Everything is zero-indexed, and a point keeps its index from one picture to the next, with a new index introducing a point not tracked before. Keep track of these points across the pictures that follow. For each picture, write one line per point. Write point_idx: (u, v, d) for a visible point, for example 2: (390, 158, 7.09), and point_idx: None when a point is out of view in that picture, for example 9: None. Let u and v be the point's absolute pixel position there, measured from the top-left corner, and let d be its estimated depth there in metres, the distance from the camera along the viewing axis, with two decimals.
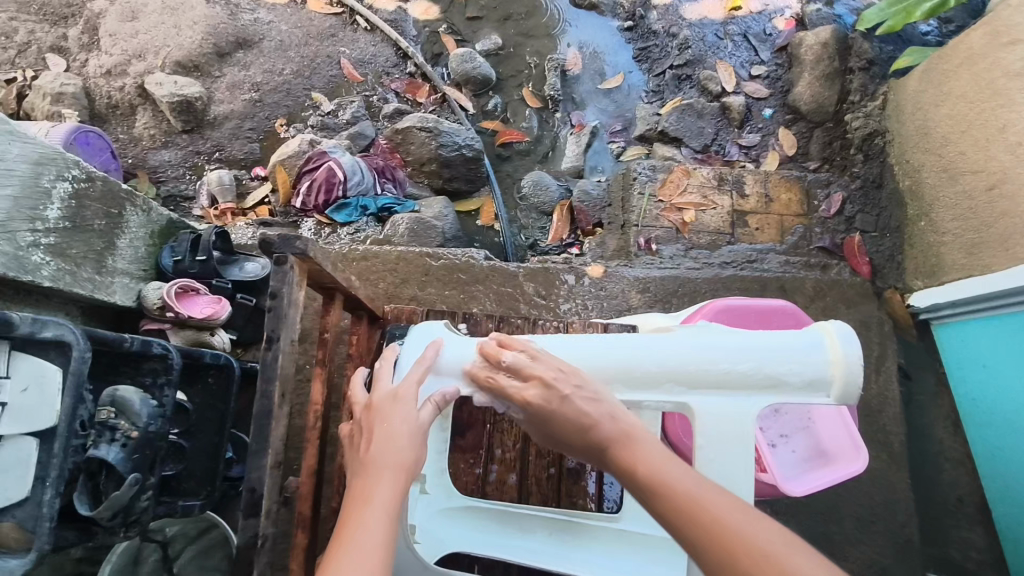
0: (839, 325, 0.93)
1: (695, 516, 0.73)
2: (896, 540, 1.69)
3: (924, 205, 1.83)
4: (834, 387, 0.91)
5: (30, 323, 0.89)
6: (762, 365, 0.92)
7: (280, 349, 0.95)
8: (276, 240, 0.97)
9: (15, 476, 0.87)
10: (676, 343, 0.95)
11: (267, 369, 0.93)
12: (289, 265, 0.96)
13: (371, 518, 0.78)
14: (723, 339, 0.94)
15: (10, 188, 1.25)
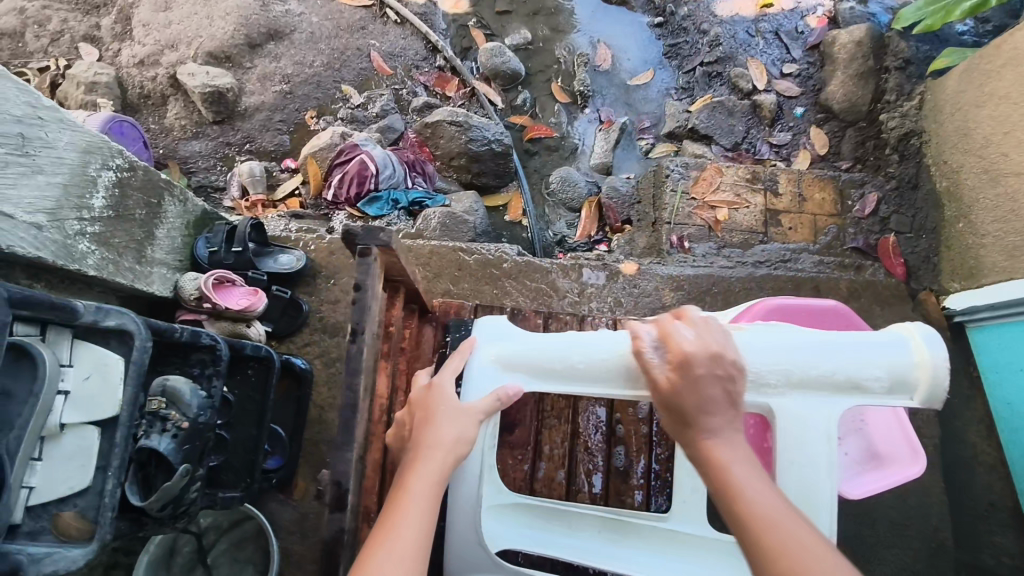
0: (922, 326, 0.89)
1: (769, 536, 0.71)
2: (928, 543, 1.68)
3: (962, 207, 1.80)
4: (919, 389, 0.88)
5: (94, 312, 0.89)
6: (841, 364, 0.88)
7: (364, 342, 0.86)
8: (359, 230, 0.88)
9: (78, 464, 0.87)
10: (754, 341, 0.92)
11: (349, 363, 0.85)
12: (373, 258, 0.87)
13: (406, 519, 0.78)
14: (803, 337, 0.91)
15: (60, 176, 1.26)
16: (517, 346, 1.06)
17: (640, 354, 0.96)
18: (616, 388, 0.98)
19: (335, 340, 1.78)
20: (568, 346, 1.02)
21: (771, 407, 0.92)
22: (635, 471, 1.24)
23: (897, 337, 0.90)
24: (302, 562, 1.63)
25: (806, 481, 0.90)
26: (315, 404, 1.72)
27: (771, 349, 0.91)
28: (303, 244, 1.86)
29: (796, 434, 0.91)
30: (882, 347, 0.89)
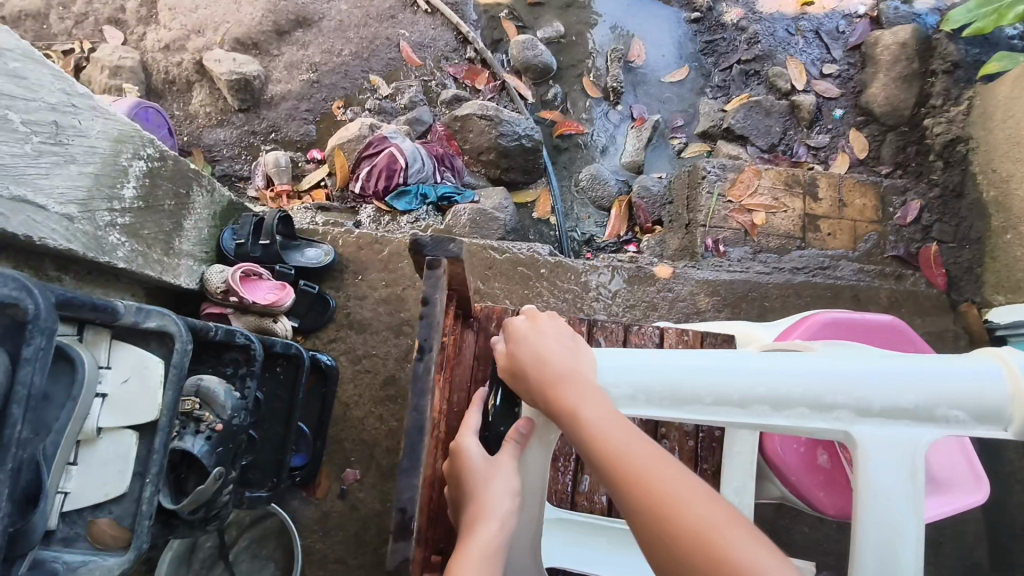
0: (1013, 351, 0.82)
1: (633, 483, 0.71)
2: (963, 562, 1.64)
3: (1012, 218, 1.72)
4: (1013, 418, 0.80)
5: (135, 312, 0.85)
6: (928, 390, 0.81)
7: (432, 359, 0.77)
8: (427, 240, 0.84)
9: (115, 470, 0.84)
10: (834, 365, 0.84)
11: (415, 383, 0.75)
12: (442, 269, 0.80)
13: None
14: (887, 362, 0.83)
15: (92, 165, 1.22)
16: None
17: (718, 376, 0.85)
18: (689, 412, 0.86)
19: (362, 337, 1.74)
20: (629, 366, 0.89)
21: (854, 436, 0.83)
22: None
23: (987, 362, 0.83)
24: (324, 562, 1.59)
25: (889, 522, 0.82)
26: (341, 400, 1.69)
27: (854, 374, 0.83)
28: (331, 237, 1.82)
29: (881, 466, 0.83)
30: (972, 373, 0.81)
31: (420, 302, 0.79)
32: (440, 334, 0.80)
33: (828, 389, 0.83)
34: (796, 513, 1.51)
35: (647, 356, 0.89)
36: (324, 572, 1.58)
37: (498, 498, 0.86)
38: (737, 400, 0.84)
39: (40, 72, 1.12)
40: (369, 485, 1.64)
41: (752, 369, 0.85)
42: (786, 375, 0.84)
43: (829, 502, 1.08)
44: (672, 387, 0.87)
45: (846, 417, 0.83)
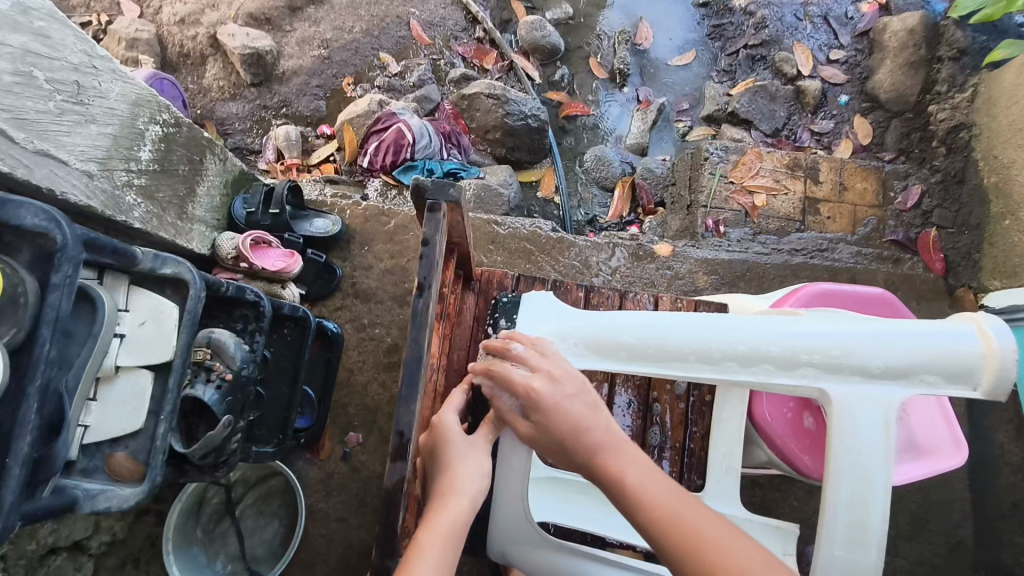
0: (991, 319, 0.88)
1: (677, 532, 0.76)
2: (949, 539, 1.67)
3: (1010, 204, 1.73)
4: (983, 378, 0.86)
5: (152, 259, 0.90)
6: (898, 352, 0.87)
7: (431, 297, 0.81)
8: (429, 184, 0.87)
9: (131, 407, 0.89)
10: (812, 327, 0.91)
11: (415, 318, 0.80)
12: (443, 213, 0.84)
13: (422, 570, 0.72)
14: (868, 326, 0.89)
15: (110, 127, 1.26)
16: (559, 320, 1.02)
17: (694, 335, 0.94)
18: (669, 367, 0.96)
19: (367, 306, 1.79)
20: (613, 324, 0.99)
21: (828, 394, 0.90)
22: (667, 449, 1.20)
23: (965, 327, 0.88)
24: (326, 520, 1.65)
25: (861, 468, 0.87)
26: (345, 366, 1.75)
27: (830, 334, 0.89)
28: (338, 209, 1.87)
29: (856, 421, 0.88)
30: (949, 339, 0.87)
31: (421, 242, 0.83)
32: (440, 275, 0.84)
33: (802, 347, 0.90)
34: (785, 485, 1.55)
35: (620, 316, 0.99)
36: (326, 530, 1.64)
37: (471, 478, 0.86)
38: (703, 353, 0.93)
39: (63, 34, 1.16)
40: (371, 448, 1.69)
41: (732, 329, 0.93)
42: (761, 333, 0.92)
43: (815, 466, 1.09)
44: (652, 345, 0.96)
45: (813, 374, 0.90)
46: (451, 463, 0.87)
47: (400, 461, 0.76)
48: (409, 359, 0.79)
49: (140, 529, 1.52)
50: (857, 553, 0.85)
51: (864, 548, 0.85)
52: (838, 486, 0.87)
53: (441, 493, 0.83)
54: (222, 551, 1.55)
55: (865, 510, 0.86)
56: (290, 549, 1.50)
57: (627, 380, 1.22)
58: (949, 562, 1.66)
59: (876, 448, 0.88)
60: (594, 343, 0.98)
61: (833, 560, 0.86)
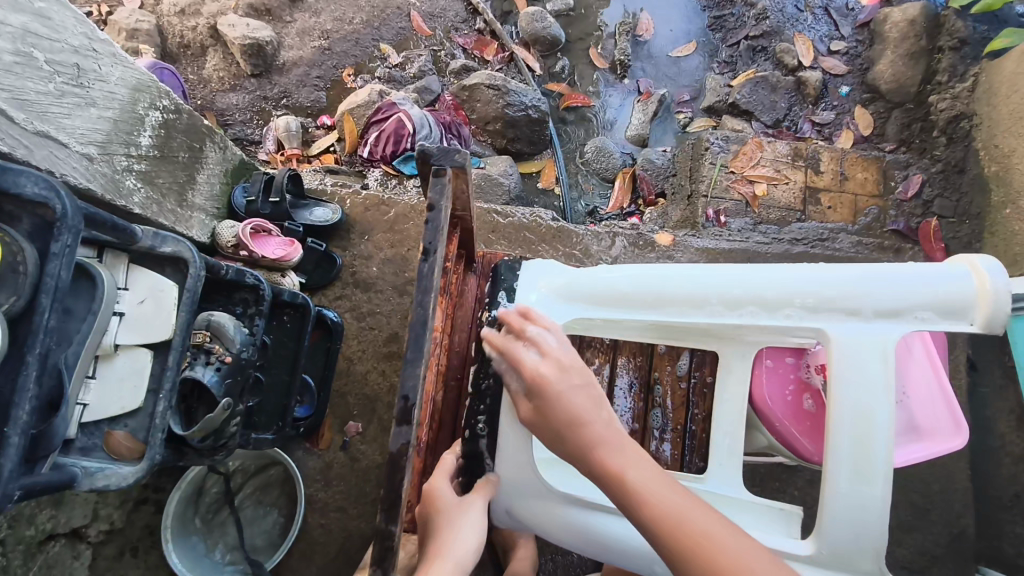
0: (985, 259, 0.93)
1: (668, 524, 0.75)
2: (950, 529, 1.66)
3: (1011, 192, 1.73)
4: (977, 313, 0.91)
5: (152, 237, 0.90)
6: (895, 291, 0.92)
7: (437, 261, 0.82)
8: (434, 150, 0.87)
9: (131, 386, 0.88)
10: (805, 273, 0.96)
11: (420, 283, 0.81)
12: (448, 177, 0.84)
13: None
14: (866, 267, 0.94)
15: (110, 111, 1.26)
16: (567, 276, 1.09)
17: (688, 284, 1.01)
18: (667, 314, 1.03)
19: (367, 295, 1.79)
20: (613, 277, 1.05)
21: (826, 333, 0.94)
22: (668, 432, 1.20)
23: (959, 268, 0.93)
24: (325, 510, 1.65)
25: (862, 404, 0.91)
26: (345, 355, 1.74)
27: (827, 277, 0.95)
28: (338, 199, 1.86)
29: (850, 359, 0.92)
30: (945, 277, 0.92)
31: (426, 208, 0.84)
32: (444, 241, 0.85)
33: (800, 292, 0.96)
34: (785, 474, 1.55)
35: (623, 266, 1.06)
36: (326, 519, 1.63)
37: (463, 535, 0.90)
38: (693, 300, 1.01)
39: (63, 15, 1.16)
40: (370, 437, 1.69)
41: (728, 277, 0.99)
42: (758, 281, 0.98)
43: (815, 449, 1.10)
44: (652, 291, 1.03)
45: (808, 315, 0.95)
46: (443, 527, 0.91)
47: (404, 424, 0.76)
48: (416, 323, 0.79)
49: (138, 519, 1.48)
50: (862, 487, 0.90)
51: (870, 482, 0.90)
52: (840, 428, 0.91)
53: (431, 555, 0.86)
54: (222, 540, 1.55)
55: (862, 440, 0.90)
56: (290, 539, 1.50)
57: (627, 363, 1.22)
58: (949, 552, 1.65)
59: (873, 385, 0.91)
60: (594, 293, 1.06)
61: (840, 493, 0.91)
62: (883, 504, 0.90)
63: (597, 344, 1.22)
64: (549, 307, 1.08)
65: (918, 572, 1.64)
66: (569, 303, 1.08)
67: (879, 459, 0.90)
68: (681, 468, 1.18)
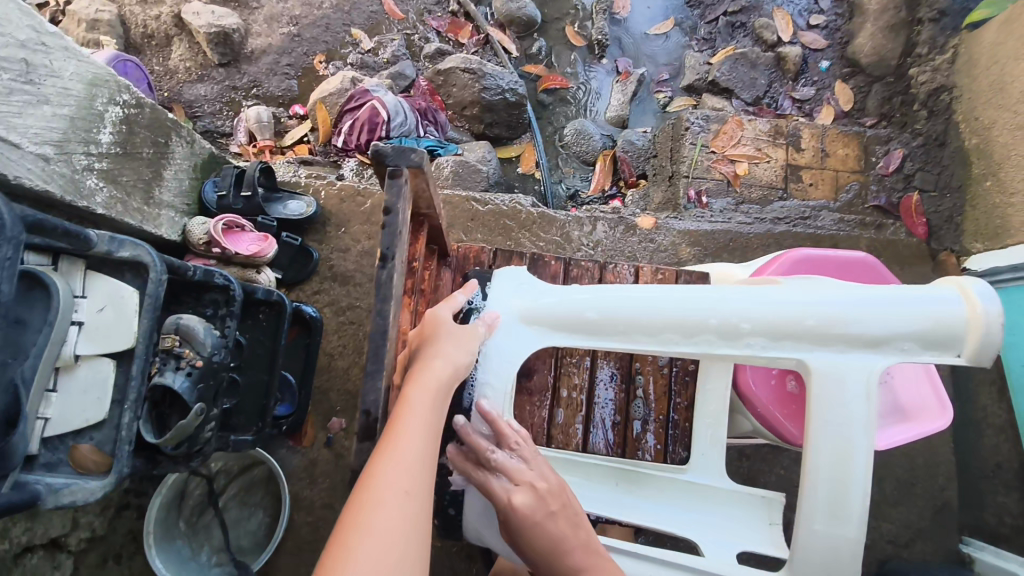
0: (975, 282, 0.88)
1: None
2: (934, 502, 1.67)
3: (991, 164, 1.73)
4: (966, 345, 0.87)
5: (108, 242, 0.86)
6: (877, 321, 0.88)
7: (395, 267, 0.80)
8: (388, 149, 0.83)
9: (94, 397, 0.85)
10: (784, 297, 0.93)
11: (379, 291, 0.78)
12: (404, 179, 0.81)
13: (417, 413, 0.77)
14: (849, 294, 0.90)
15: (66, 108, 1.21)
16: (537, 291, 1.06)
17: (660, 312, 0.97)
18: (629, 342, 1.00)
19: (346, 289, 1.76)
20: (583, 295, 1.01)
21: (808, 364, 0.92)
22: (651, 422, 1.18)
23: (949, 293, 0.89)
24: (312, 508, 1.63)
25: (839, 437, 0.90)
26: (325, 351, 1.72)
27: (807, 306, 0.91)
28: (313, 190, 1.82)
29: (829, 391, 0.91)
30: (929, 302, 0.88)
31: (383, 211, 0.80)
32: (403, 244, 0.82)
33: (774, 322, 0.92)
34: (771, 454, 1.55)
35: (595, 289, 1.01)
36: (312, 516, 1.62)
37: (450, 350, 0.87)
38: (653, 329, 0.98)
39: (6, 8, 1.10)
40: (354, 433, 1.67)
41: (707, 302, 0.95)
42: (734, 303, 0.94)
43: (800, 432, 1.08)
44: (624, 320, 0.98)
45: (794, 346, 0.92)
46: (438, 345, 0.87)
47: (366, 441, 0.78)
48: (373, 332, 0.77)
49: (121, 524, 1.48)
50: (836, 526, 0.89)
51: (844, 521, 0.89)
52: (818, 458, 0.90)
53: (426, 357, 0.85)
54: (207, 542, 1.53)
55: (841, 480, 0.89)
56: (276, 538, 1.49)
57: (608, 354, 1.20)
58: (934, 525, 1.66)
59: (851, 419, 0.90)
60: (556, 315, 1.02)
61: (814, 530, 0.89)
62: (856, 542, 0.89)
63: (574, 336, 1.19)
64: (515, 337, 1.04)
65: (904, 546, 1.65)
66: (535, 328, 1.03)
67: (855, 491, 0.89)
68: (665, 458, 1.17)
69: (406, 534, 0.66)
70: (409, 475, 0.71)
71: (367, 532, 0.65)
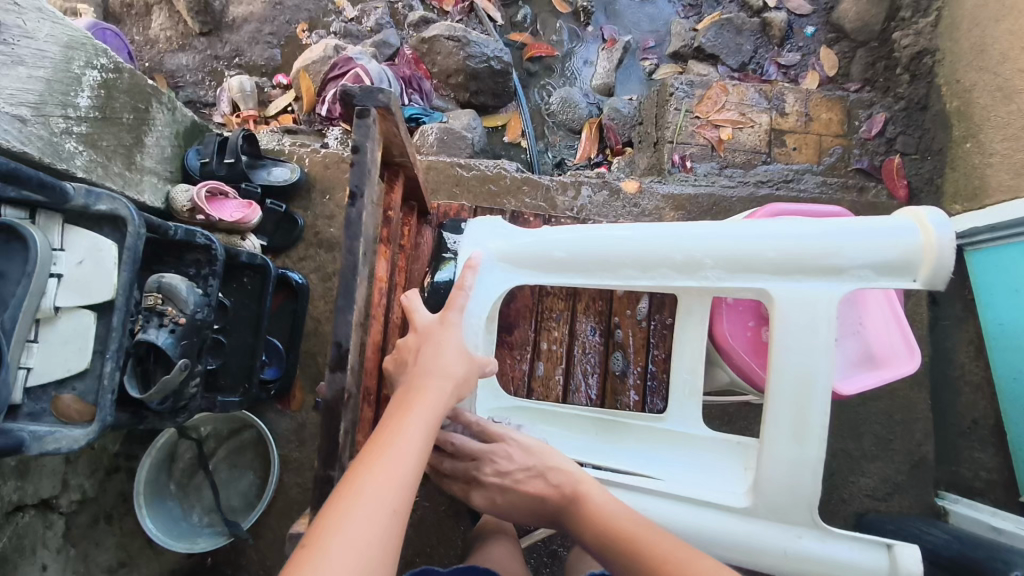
0: (931, 210, 0.91)
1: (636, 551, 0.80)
2: (911, 457, 1.71)
3: (971, 126, 1.74)
4: (921, 270, 0.90)
5: (85, 195, 0.87)
6: (834, 249, 0.90)
7: (363, 205, 0.82)
8: (357, 90, 0.84)
9: (75, 347, 0.87)
10: (745, 229, 0.94)
11: (349, 228, 0.81)
12: (371, 119, 0.83)
13: (412, 426, 0.77)
14: (809, 225, 0.92)
15: (42, 70, 1.21)
16: (512, 236, 1.06)
17: (631, 245, 0.99)
18: (599, 276, 1.02)
19: (332, 254, 1.76)
20: (552, 237, 1.03)
21: (770, 293, 0.93)
22: (630, 374, 1.20)
23: (906, 222, 0.91)
24: (301, 470, 1.65)
25: (803, 360, 0.92)
26: (312, 316, 1.73)
27: (766, 238, 0.93)
28: (297, 157, 1.82)
29: (791, 319, 0.92)
30: (888, 233, 0.90)
31: (351, 151, 0.83)
32: (372, 185, 0.84)
33: (734, 253, 0.94)
34: (752, 413, 1.58)
35: (561, 229, 1.03)
36: (301, 479, 1.64)
37: (451, 359, 0.88)
38: (613, 263, 1.00)
39: None
40: None
41: (672, 237, 0.98)
42: (694, 237, 0.97)
43: None
44: (594, 255, 1.00)
45: (756, 277, 0.93)
46: (440, 353, 0.88)
47: (337, 371, 0.81)
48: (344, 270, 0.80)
49: (112, 487, 1.50)
50: (800, 445, 0.91)
51: (806, 441, 0.91)
52: (781, 386, 0.92)
53: (426, 371, 0.86)
54: (198, 504, 1.56)
55: (803, 406, 0.91)
56: (266, 497, 1.51)
57: (587, 309, 1.22)
58: (911, 479, 1.70)
59: (814, 345, 0.91)
60: (529, 255, 1.04)
61: (778, 454, 0.92)
62: (818, 462, 0.91)
63: (554, 291, 1.22)
64: (491, 276, 1.05)
65: (881, 500, 1.69)
66: (507, 268, 1.05)
67: (816, 419, 0.91)
68: (644, 410, 1.19)
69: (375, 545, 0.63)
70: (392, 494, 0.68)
71: (340, 532, 0.63)
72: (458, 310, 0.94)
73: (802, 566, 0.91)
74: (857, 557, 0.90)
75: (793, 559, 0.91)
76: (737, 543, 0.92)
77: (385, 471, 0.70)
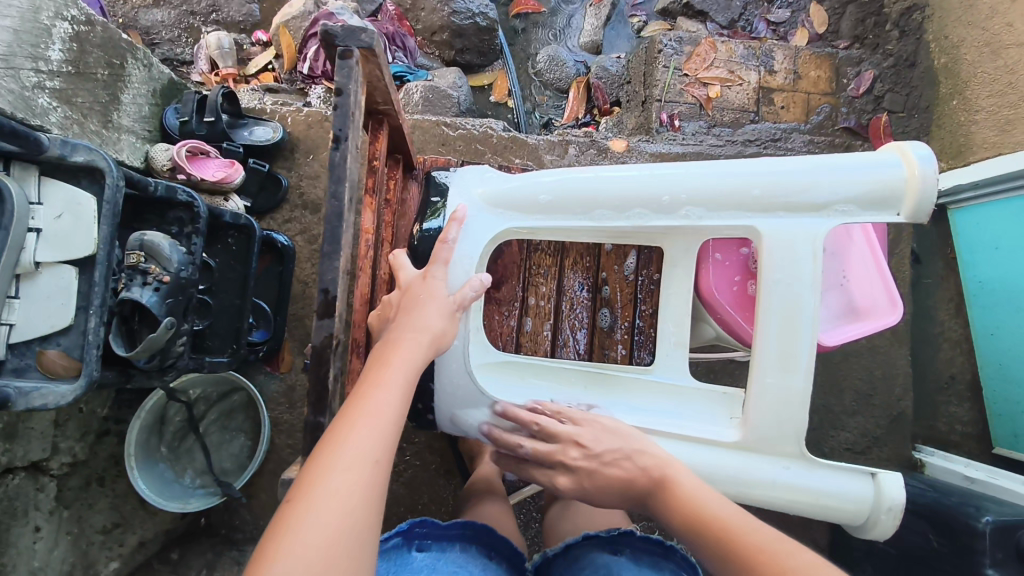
0: (917, 146, 0.91)
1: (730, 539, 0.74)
2: (890, 411, 1.74)
3: (959, 83, 1.75)
4: (905, 203, 0.90)
5: (60, 146, 0.85)
6: (817, 185, 0.91)
7: (348, 148, 0.85)
8: (338, 30, 0.85)
9: (58, 302, 0.86)
10: (729, 168, 0.95)
11: (334, 171, 0.85)
12: (354, 61, 0.86)
13: (392, 374, 0.79)
14: (794, 163, 0.93)
15: (9, 20, 1.17)
16: (499, 184, 1.05)
17: (617, 188, 0.99)
18: (586, 216, 1.01)
19: (317, 216, 1.74)
20: (537, 182, 1.02)
21: (757, 230, 0.94)
22: (617, 330, 1.21)
23: (891, 157, 0.92)
24: (291, 432, 1.67)
25: (790, 294, 0.93)
26: (298, 279, 1.72)
27: (750, 177, 0.94)
28: (279, 117, 1.78)
29: (777, 255, 0.93)
30: (872, 168, 0.91)
31: (335, 92, 0.85)
32: (356, 126, 0.87)
33: (715, 194, 0.95)
34: (737, 369, 1.60)
35: (548, 174, 1.02)
36: (292, 440, 1.66)
37: (428, 315, 0.89)
38: (588, 203, 1.00)
39: None
40: None
41: (660, 179, 0.98)
42: (680, 178, 0.97)
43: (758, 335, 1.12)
44: (583, 200, 1.00)
45: (742, 215, 0.94)
46: (417, 310, 0.90)
47: (326, 318, 0.85)
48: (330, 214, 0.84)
49: (103, 449, 1.49)
50: (786, 378, 0.93)
51: (792, 373, 0.93)
52: (768, 321, 0.93)
53: (407, 325, 0.88)
54: (190, 466, 1.58)
55: (789, 340, 0.93)
56: (257, 461, 1.51)
57: (575, 266, 1.23)
58: (890, 433, 1.74)
59: (799, 282, 0.93)
60: (515, 202, 1.03)
61: (767, 387, 0.94)
62: (803, 394, 0.93)
63: (541, 248, 1.23)
64: (477, 221, 1.03)
65: (861, 453, 1.73)
66: (496, 215, 1.03)
67: (802, 354, 0.93)
68: (630, 363, 1.21)
69: (353, 497, 0.65)
70: (373, 445, 0.70)
71: (325, 484, 0.64)
72: (440, 264, 0.96)
73: (793, 497, 0.95)
74: (845, 486, 0.94)
75: (789, 491, 0.95)
76: (733, 477, 0.96)
77: (362, 430, 0.70)
